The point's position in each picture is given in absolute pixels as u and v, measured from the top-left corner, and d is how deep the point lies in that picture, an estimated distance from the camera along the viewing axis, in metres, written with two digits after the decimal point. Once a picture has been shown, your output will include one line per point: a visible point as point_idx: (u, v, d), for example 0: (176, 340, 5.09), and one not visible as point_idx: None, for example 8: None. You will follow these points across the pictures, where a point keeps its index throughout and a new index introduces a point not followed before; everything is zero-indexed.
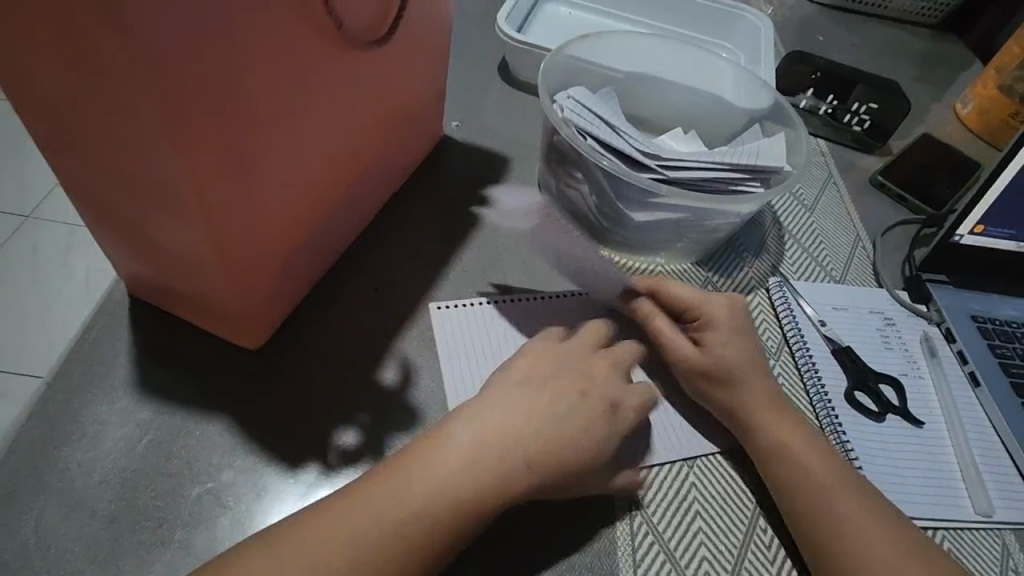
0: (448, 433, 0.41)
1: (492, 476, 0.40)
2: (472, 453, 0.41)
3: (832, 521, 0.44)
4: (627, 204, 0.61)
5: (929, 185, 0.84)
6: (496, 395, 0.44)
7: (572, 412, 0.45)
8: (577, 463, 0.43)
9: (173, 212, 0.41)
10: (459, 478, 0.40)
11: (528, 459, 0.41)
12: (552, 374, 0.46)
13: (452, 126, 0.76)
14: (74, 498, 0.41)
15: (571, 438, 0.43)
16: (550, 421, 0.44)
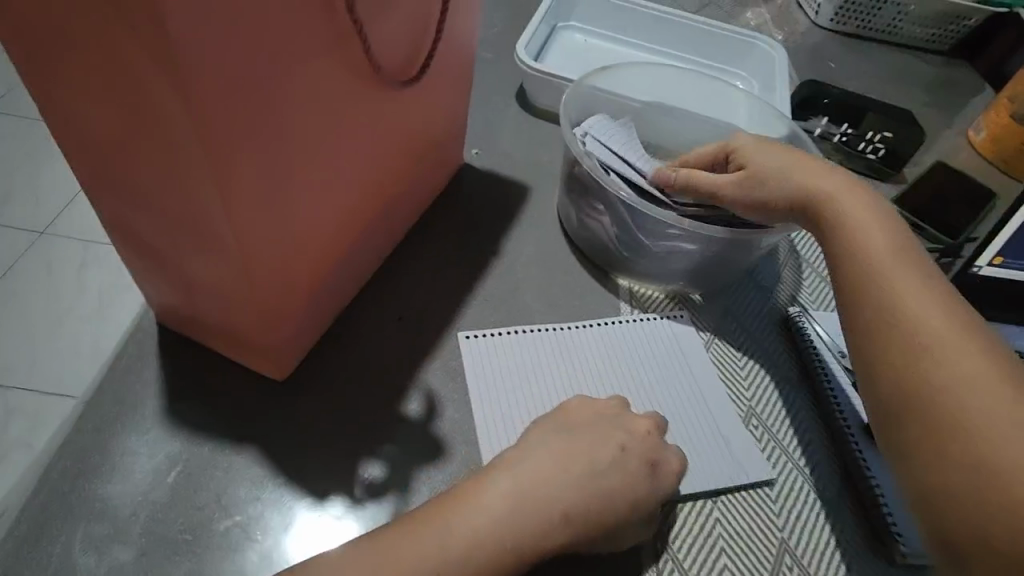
0: (505, 502, 0.40)
1: (529, 526, 0.40)
2: (510, 504, 0.41)
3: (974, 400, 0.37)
4: (649, 235, 0.62)
5: (946, 213, 0.84)
6: (559, 462, 0.43)
7: (638, 491, 0.45)
8: (612, 519, 0.43)
9: (209, 245, 0.42)
10: (501, 524, 0.40)
11: (565, 509, 0.41)
12: (621, 447, 0.46)
13: (470, 153, 0.77)
14: (105, 531, 0.41)
15: (608, 490, 0.43)
16: (615, 498, 0.43)
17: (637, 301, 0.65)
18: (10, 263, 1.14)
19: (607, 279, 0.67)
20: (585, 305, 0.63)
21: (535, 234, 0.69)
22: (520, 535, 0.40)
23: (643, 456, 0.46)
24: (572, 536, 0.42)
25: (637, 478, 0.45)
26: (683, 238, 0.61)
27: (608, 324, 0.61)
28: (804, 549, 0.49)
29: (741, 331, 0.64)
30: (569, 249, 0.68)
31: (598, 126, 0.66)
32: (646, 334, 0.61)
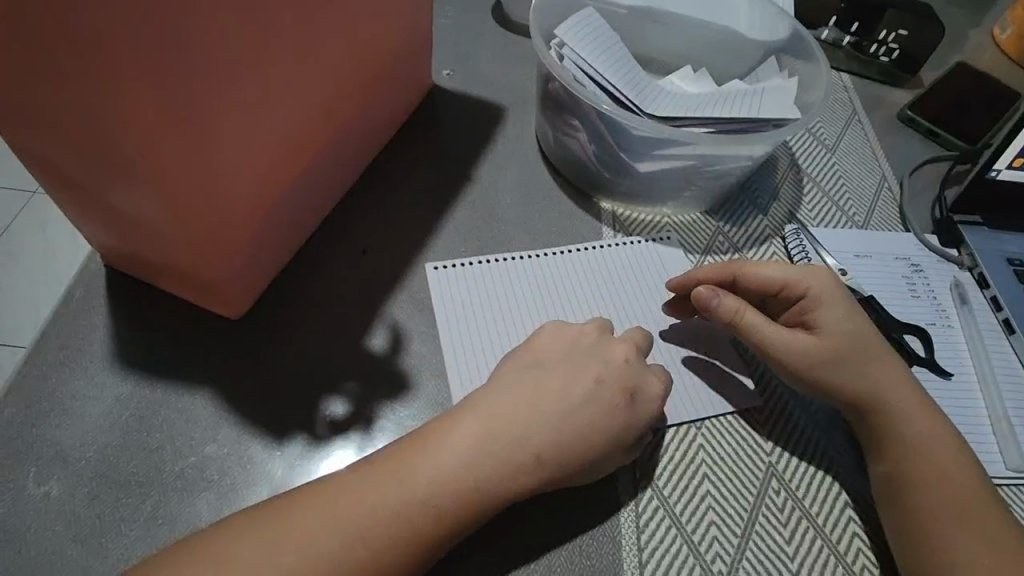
0: (475, 449, 0.38)
1: (498, 473, 0.38)
2: (478, 453, 0.38)
3: (936, 452, 0.43)
4: (631, 154, 0.57)
5: (964, 117, 0.77)
6: (529, 404, 0.40)
7: (616, 431, 0.42)
8: (593, 458, 0.41)
9: (133, 177, 0.38)
10: (463, 464, 0.38)
11: (536, 450, 0.39)
12: (597, 379, 0.43)
13: (442, 75, 0.71)
14: (55, 476, 0.40)
15: (587, 428, 0.41)
16: (595, 447, 0.41)
17: (620, 225, 0.61)
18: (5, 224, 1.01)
19: (588, 202, 0.62)
20: (565, 231, 0.59)
21: (512, 158, 0.64)
22: (490, 482, 0.38)
23: (620, 384, 0.43)
24: (545, 478, 0.39)
25: (616, 410, 0.42)
26: (668, 155, 0.56)
27: (589, 249, 0.57)
28: (792, 472, 0.46)
29: (734, 253, 0.60)
30: (547, 171, 0.64)
31: (572, 31, 0.59)
32: (631, 258, 0.57)
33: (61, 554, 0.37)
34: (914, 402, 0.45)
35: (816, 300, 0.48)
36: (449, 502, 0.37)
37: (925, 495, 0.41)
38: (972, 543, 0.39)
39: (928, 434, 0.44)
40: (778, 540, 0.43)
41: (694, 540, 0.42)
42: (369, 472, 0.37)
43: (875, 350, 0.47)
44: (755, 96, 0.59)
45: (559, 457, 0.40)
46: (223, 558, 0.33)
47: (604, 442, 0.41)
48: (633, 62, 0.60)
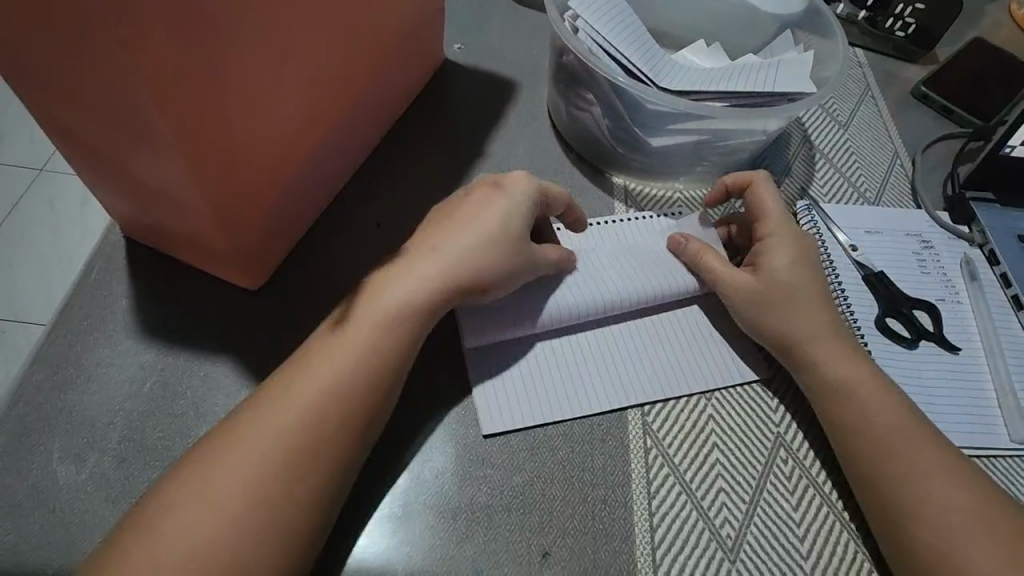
0: (393, 283, 0.43)
1: (428, 290, 0.43)
2: (408, 288, 0.42)
3: (885, 412, 0.44)
4: (644, 128, 0.57)
5: (980, 94, 0.76)
6: (441, 237, 0.45)
7: (513, 226, 0.46)
8: (499, 256, 0.45)
9: (153, 148, 0.38)
10: (398, 305, 0.42)
11: (445, 266, 0.43)
12: (498, 190, 0.47)
13: (453, 49, 0.70)
14: (84, 439, 0.41)
15: (488, 232, 0.45)
16: (499, 249, 0.45)
17: (632, 200, 0.61)
18: (12, 203, 1.01)
19: (600, 177, 0.62)
20: (576, 205, 0.60)
21: (524, 133, 0.64)
22: (420, 293, 0.42)
23: (517, 199, 0.47)
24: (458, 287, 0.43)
25: (499, 206, 0.46)
26: (682, 130, 0.56)
27: (608, 224, 0.56)
28: (800, 442, 0.47)
29: None
30: (560, 146, 0.64)
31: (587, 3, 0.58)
32: (643, 231, 0.56)
33: (92, 514, 0.38)
34: (832, 351, 0.46)
35: (766, 246, 0.50)
36: (393, 338, 0.41)
37: (874, 460, 0.42)
38: (939, 490, 0.41)
39: (864, 389, 0.45)
40: (785, 507, 0.44)
41: (704, 506, 0.44)
42: (301, 380, 0.39)
43: (810, 296, 0.48)
44: (768, 70, 0.58)
45: (483, 264, 0.44)
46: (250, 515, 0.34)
47: (508, 243, 0.45)
48: (647, 35, 0.60)
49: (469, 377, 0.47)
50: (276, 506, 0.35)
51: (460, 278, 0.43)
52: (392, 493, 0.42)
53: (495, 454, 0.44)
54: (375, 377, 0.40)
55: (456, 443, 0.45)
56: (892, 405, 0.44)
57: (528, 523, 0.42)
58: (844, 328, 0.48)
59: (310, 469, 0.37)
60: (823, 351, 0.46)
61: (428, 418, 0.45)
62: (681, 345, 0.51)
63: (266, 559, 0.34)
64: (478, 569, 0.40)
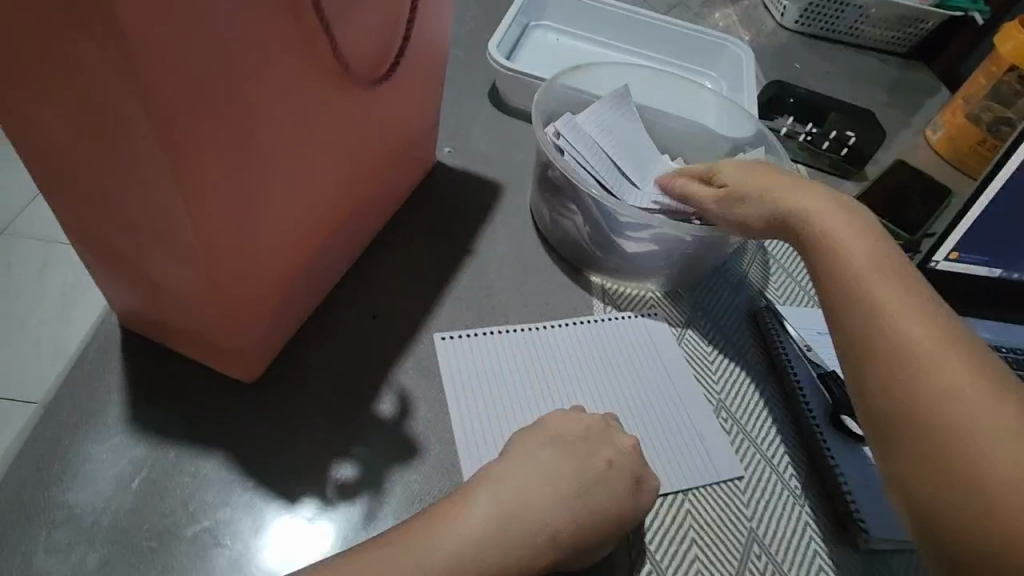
0: (496, 535, 0.38)
1: (514, 511, 0.39)
2: (503, 509, 0.39)
3: (983, 447, 0.36)
4: (622, 236, 0.63)
5: (906, 210, 0.86)
6: (548, 477, 0.42)
7: (601, 519, 0.42)
8: (597, 519, 0.42)
9: (172, 251, 0.41)
10: (478, 531, 0.38)
11: (548, 529, 0.40)
12: (584, 459, 0.44)
13: (444, 152, 0.76)
14: (66, 540, 0.40)
15: (603, 497, 0.42)
16: (602, 516, 0.42)
17: (609, 298, 0.66)
18: None
19: (579, 277, 0.67)
20: (559, 303, 0.64)
21: (510, 233, 0.69)
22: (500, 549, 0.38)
23: (625, 467, 0.45)
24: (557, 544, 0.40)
25: (618, 487, 0.44)
26: (663, 240, 0.62)
27: (534, 329, 0.60)
28: (772, 539, 0.50)
29: (712, 327, 0.65)
30: (542, 247, 0.69)
31: (566, 127, 0.66)
32: (579, 337, 0.60)
33: None
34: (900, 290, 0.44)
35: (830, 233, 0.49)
36: (464, 558, 0.37)
37: (904, 374, 0.40)
38: None
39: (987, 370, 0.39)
40: None
41: None
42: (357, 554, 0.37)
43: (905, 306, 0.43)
44: (619, 112, 0.72)
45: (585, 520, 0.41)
46: None
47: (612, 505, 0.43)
48: (614, 165, 0.67)
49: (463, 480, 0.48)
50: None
51: (566, 528, 0.40)
52: None
53: None
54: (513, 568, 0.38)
55: None
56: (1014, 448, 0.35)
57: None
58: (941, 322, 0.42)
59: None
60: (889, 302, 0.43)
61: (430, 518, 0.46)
62: (660, 439, 0.54)
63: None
64: None
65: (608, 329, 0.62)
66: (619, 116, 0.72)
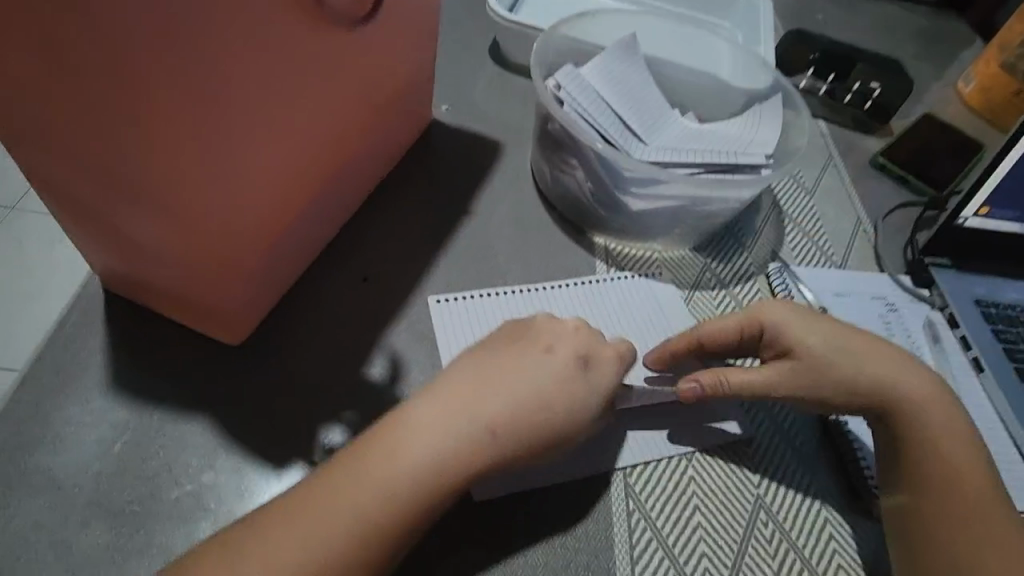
0: (433, 437, 0.37)
1: (453, 423, 0.38)
2: (441, 416, 0.38)
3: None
4: (627, 192, 0.59)
5: (933, 166, 0.81)
6: (490, 378, 0.40)
7: (555, 419, 0.40)
8: (549, 413, 0.40)
9: (146, 205, 0.39)
10: (421, 439, 0.37)
11: (490, 424, 0.38)
12: (529, 361, 0.42)
13: (441, 110, 0.73)
14: (46, 503, 0.39)
15: (555, 393, 0.41)
16: (557, 413, 0.41)
17: (612, 259, 0.63)
18: None
19: (582, 237, 0.64)
20: (559, 265, 0.61)
21: (508, 193, 0.66)
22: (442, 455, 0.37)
23: (570, 353, 0.43)
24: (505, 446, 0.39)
25: (567, 376, 0.42)
26: (671, 197, 0.59)
27: (533, 291, 0.58)
28: (781, 506, 0.48)
29: (721, 288, 0.62)
30: (542, 206, 0.66)
31: (567, 78, 0.62)
32: (580, 298, 0.58)
33: None
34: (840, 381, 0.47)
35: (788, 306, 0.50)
36: (412, 470, 0.36)
37: (906, 425, 0.46)
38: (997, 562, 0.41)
39: (918, 390, 0.47)
40: (766, 571, 0.45)
41: (687, 571, 0.44)
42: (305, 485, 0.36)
43: (838, 378, 0.47)
44: (624, 64, 0.68)
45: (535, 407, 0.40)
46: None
47: (564, 401, 0.41)
48: (614, 116, 0.63)
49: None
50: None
51: (511, 421, 0.39)
52: None
53: (477, 517, 0.44)
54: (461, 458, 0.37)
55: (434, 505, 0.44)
56: (965, 491, 0.43)
57: (513, 572, 0.42)
58: (882, 393, 0.47)
59: (381, 547, 0.35)
60: (888, 369, 0.47)
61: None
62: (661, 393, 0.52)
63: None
64: None
65: (612, 290, 0.59)
66: (622, 67, 0.68)
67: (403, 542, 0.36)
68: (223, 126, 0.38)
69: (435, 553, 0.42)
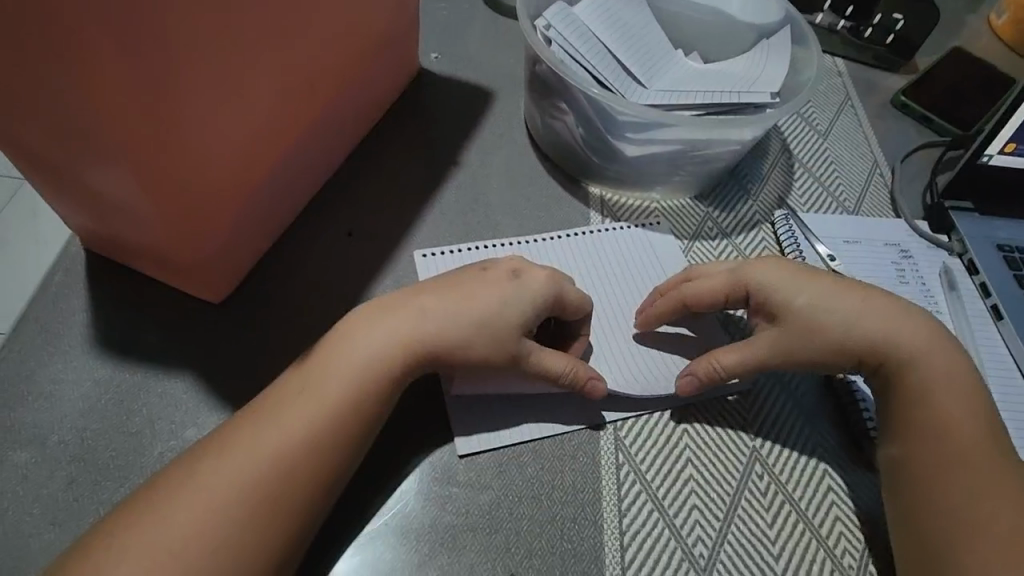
0: (367, 360, 0.40)
1: (387, 344, 0.40)
2: (379, 337, 0.40)
3: (985, 533, 0.38)
4: (620, 137, 0.56)
5: (961, 104, 0.75)
6: (435, 301, 0.42)
7: (491, 335, 0.42)
8: (485, 328, 0.42)
9: (105, 161, 0.37)
10: (361, 359, 0.40)
11: (418, 338, 0.41)
12: (469, 288, 0.43)
13: (430, 58, 0.69)
14: (33, 458, 0.40)
15: (491, 311, 0.42)
16: (495, 329, 0.42)
17: (608, 210, 0.60)
18: None
19: (576, 187, 0.61)
20: (551, 216, 0.59)
21: (499, 144, 0.63)
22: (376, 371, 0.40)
23: (504, 268, 0.45)
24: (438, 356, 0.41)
25: (503, 289, 0.43)
26: (668, 141, 0.55)
27: (524, 244, 0.56)
28: (777, 457, 0.47)
29: (722, 238, 0.59)
30: (535, 155, 0.63)
31: (557, 17, 0.58)
32: (573, 250, 0.56)
33: (39, 536, 0.37)
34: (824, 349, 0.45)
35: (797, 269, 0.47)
36: (351, 388, 0.39)
37: (906, 380, 0.44)
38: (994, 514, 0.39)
39: (911, 341, 0.45)
40: (759, 524, 0.43)
41: (676, 523, 0.43)
42: (249, 419, 0.37)
43: (825, 338, 0.45)
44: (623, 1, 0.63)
45: (462, 325, 0.41)
46: (176, 526, 0.33)
47: (500, 317, 0.42)
48: (609, 54, 0.59)
49: (446, 411, 0.45)
50: (256, 540, 0.34)
51: (446, 337, 0.41)
52: (354, 513, 0.41)
53: (463, 472, 0.43)
54: (388, 373, 0.40)
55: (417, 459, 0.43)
56: (966, 442, 0.42)
57: (497, 525, 0.41)
58: (873, 351, 0.45)
59: (326, 460, 0.37)
60: (887, 320, 0.45)
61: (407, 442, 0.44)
62: (656, 345, 0.50)
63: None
64: None
65: (605, 241, 0.57)
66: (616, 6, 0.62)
67: (347, 454, 0.38)
68: (186, 75, 0.35)
69: (419, 506, 0.42)
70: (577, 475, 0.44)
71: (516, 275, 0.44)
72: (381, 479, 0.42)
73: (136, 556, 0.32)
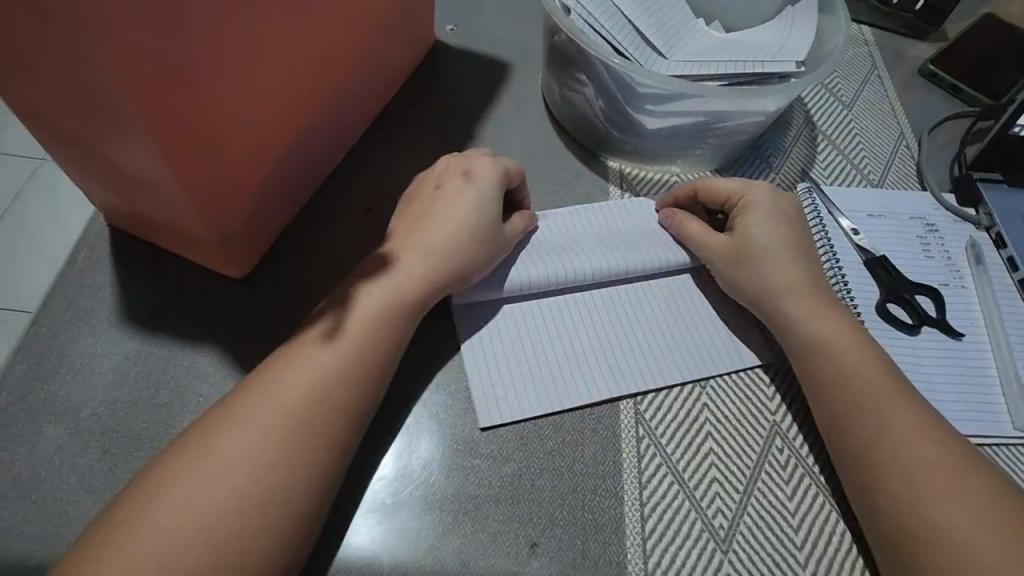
0: (375, 315, 0.42)
1: (393, 286, 0.43)
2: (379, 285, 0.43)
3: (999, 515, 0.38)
4: (640, 109, 0.55)
5: (992, 73, 0.73)
6: (420, 228, 0.46)
7: (472, 243, 0.46)
8: (465, 234, 0.46)
9: (126, 138, 0.37)
10: (371, 309, 0.42)
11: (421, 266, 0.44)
12: (445, 208, 0.47)
13: (445, 30, 0.68)
14: (68, 429, 0.41)
15: (468, 221, 0.46)
16: (472, 233, 0.46)
17: (627, 183, 0.60)
18: None
19: (595, 162, 0.61)
20: (569, 190, 0.58)
21: (516, 118, 0.63)
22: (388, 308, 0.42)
23: (456, 171, 0.49)
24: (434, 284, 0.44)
25: (465, 194, 0.47)
26: (693, 110, 0.54)
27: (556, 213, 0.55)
28: (798, 431, 0.47)
29: None
30: (553, 128, 0.62)
31: None
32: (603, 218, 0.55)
33: (76, 504, 0.38)
34: (809, 308, 0.47)
35: (744, 206, 0.51)
36: (366, 339, 0.41)
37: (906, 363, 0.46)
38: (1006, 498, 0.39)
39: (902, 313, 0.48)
40: (779, 496, 0.44)
41: (696, 495, 0.43)
42: (273, 392, 0.38)
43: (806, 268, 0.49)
44: None
45: (482, 240, 0.46)
46: (210, 494, 0.34)
47: (472, 219, 0.46)
48: (629, 23, 0.58)
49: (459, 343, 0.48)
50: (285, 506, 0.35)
51: (439, 260, 0.45)
52: (379, 483, 0.42)
53: (485, 444, 0.44)
54: (394, 314, 0.42)
55: (439, 432, 0.44)
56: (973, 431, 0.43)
57: (519, 495, 0.42)
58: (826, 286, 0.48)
59: None
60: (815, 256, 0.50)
61: (425, 388, 0.46)
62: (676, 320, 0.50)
63: (269, 556, 0.34)
64: (465, 559, 0.40)
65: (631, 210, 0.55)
66: None
67: None
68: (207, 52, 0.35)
69: (442, 477, 0.42)
70: (597, 448, 0.44)
71: (477, 187, 0.48)
72: (404, 450, 0.43)
73: (172, 523, 0.33)
